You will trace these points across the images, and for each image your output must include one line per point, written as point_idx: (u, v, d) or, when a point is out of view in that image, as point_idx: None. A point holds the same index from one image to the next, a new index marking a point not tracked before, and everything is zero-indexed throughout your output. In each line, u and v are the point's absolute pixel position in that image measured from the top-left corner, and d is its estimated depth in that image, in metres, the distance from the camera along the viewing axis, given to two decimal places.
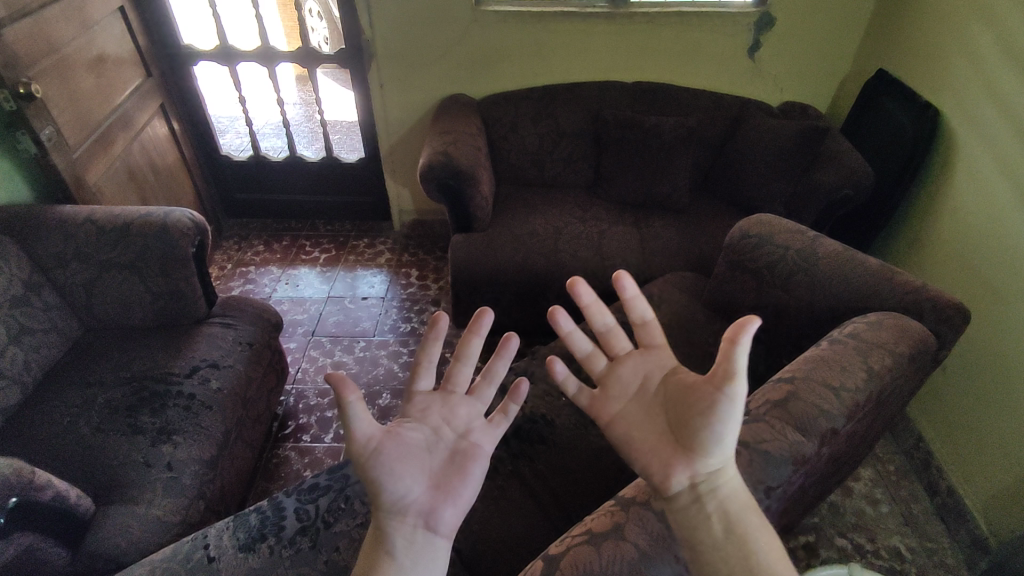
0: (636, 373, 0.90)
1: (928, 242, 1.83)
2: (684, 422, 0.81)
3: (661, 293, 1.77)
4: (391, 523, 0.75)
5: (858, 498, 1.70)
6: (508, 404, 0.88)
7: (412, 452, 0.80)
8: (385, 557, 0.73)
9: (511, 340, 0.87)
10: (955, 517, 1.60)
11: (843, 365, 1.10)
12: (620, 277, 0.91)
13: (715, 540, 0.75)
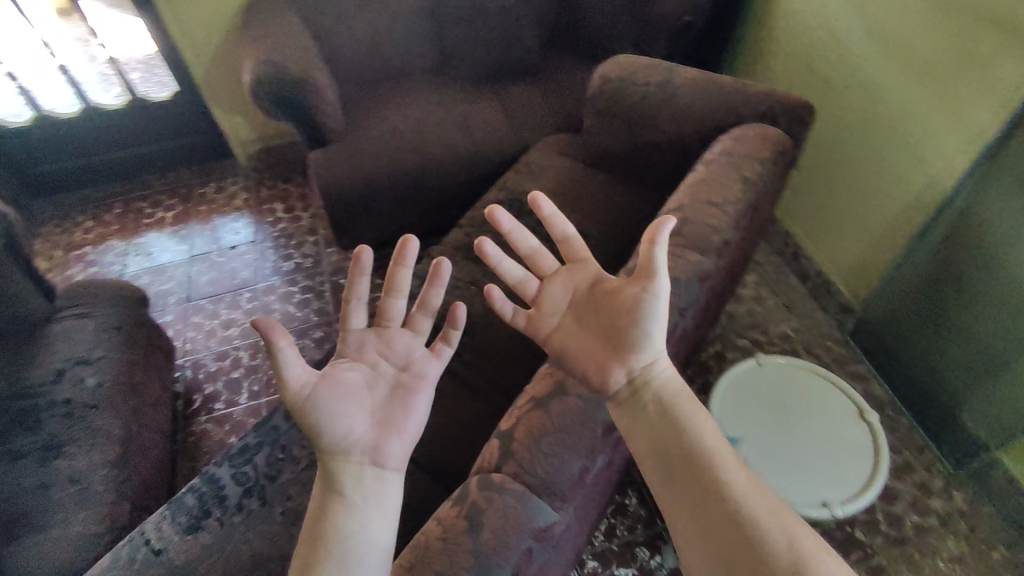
0: (563, 287, 0.88)
1: (767, 50, 1.92)
2: (614, 325, 0.80)
3: (538, 162, 1.75)
4: (339, 463, 0.72)
5: (748, 301, 1.89)
6: (449, 330, 0.87)
7: (351, 391, 0.77)
8: (336, 496, 0.70)
9: (442, 264, 0.86)
10: (825, 293, 1.84)
11: (720, 182, 1.16)
12: (536, 199, 0.87)
13: (649, 430, 0.74)
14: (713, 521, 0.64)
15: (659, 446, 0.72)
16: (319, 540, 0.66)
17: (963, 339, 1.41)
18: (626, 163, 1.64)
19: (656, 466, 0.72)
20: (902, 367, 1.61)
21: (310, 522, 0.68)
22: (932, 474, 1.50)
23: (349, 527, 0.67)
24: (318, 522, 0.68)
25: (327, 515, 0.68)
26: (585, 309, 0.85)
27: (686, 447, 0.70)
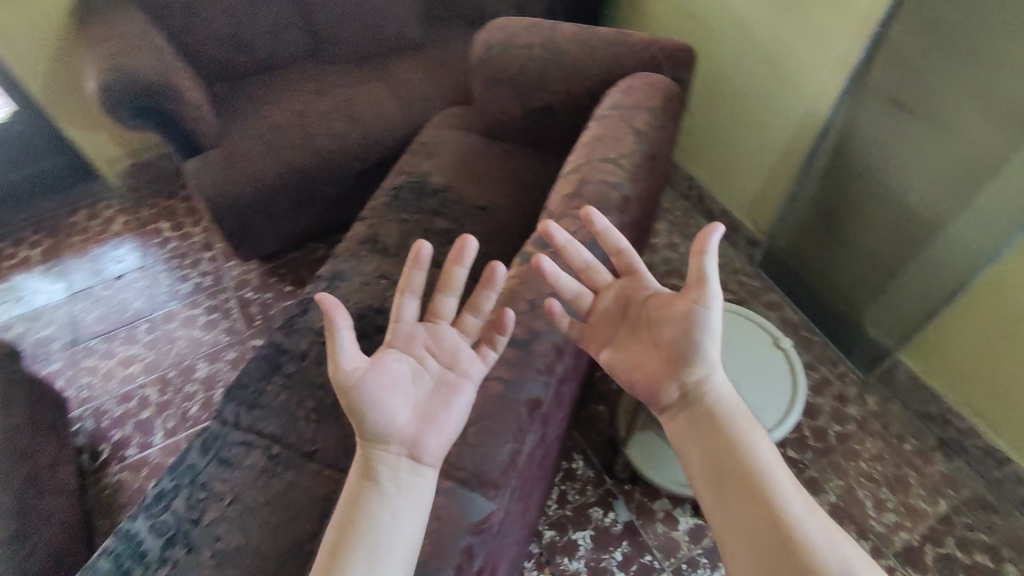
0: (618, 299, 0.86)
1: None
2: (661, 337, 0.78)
3: (434, 140, 1.68)
4: (374, 451, 0.70)
5: (662, 249, 1.93)
6: (496, 335, 0.82)
7: (398, 381, 0.73)
8: (368, 483, 0.68)
9: (499, 268, 0.81)
10: (731, 230, 1.90)
11: (613, 137, 1.14)
12: (589, 212, 0.87)
13: (701, 439, 0.73)
14: (769, 551, 0.62)
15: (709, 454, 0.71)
16: (346, 526, 0.66)
17: (861, 255, 1.49)
18: (522, 129, 1.60)
19: (705, 476, 0.71)
20: (808, 289, 1.69)
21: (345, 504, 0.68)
22: (846, 384, 1.61)
23: (375, 516, 0.66)
24: (350, 506, 0.67)
25: (356, 502, 0.67)
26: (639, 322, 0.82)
27: (738, 459, 0.69)
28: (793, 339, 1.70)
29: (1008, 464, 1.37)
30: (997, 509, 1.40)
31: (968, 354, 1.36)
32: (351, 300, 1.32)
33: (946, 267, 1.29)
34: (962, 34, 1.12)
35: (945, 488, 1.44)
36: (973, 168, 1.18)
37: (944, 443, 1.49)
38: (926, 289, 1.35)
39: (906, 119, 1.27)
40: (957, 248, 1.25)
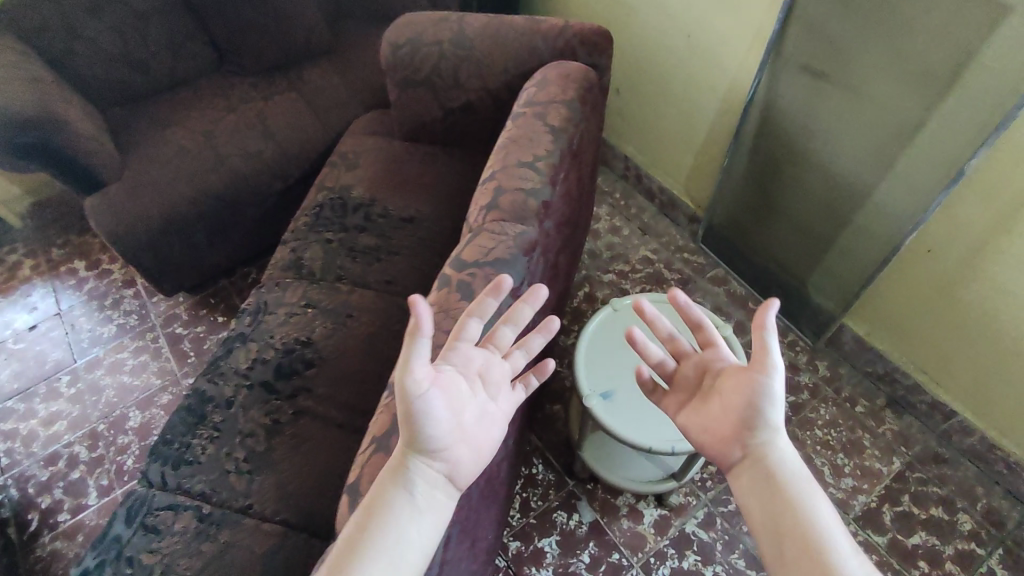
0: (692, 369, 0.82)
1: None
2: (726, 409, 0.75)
3: (353, 150, 1.58)
4: (411, 459, 0.70)
5: (605, 234, 1.88)
6: (530, 376, 0.88)
7: (456, 399, 0.72)
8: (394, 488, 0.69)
9: (554, 322, 0.90)
10: (671, 207, 1.86)
11: (529, 138, 1.09)
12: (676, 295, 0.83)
13: (764, 501, 0.68)
14: None
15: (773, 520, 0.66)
16: (364, 527, 0.67)
17: (798, 224, 1.48)
18: (444, 129, 1.53)
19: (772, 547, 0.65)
20: (751, 262, 1.68)
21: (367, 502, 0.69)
22: (796, 353, 1.61)
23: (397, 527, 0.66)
24: (374, 506, 0.68)
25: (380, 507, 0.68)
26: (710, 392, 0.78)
27: (802, 526, 0.65)
28: (741, 313, 1.69)
29: (955, 416, 1.39)
30: (948, 460, 1.42)
31: (906, 312, 1.37)
32: (276, 335, 1.24)
33: (878, 231, 1.29)
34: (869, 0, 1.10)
35: (897, 446, 1.45)
36: (896, 132, 1.16)
37: (892, 401, 1.51)
38: (862, 253, 1.35)
39: (828, 88, 1.25)
40: (887, 211, 1.25)
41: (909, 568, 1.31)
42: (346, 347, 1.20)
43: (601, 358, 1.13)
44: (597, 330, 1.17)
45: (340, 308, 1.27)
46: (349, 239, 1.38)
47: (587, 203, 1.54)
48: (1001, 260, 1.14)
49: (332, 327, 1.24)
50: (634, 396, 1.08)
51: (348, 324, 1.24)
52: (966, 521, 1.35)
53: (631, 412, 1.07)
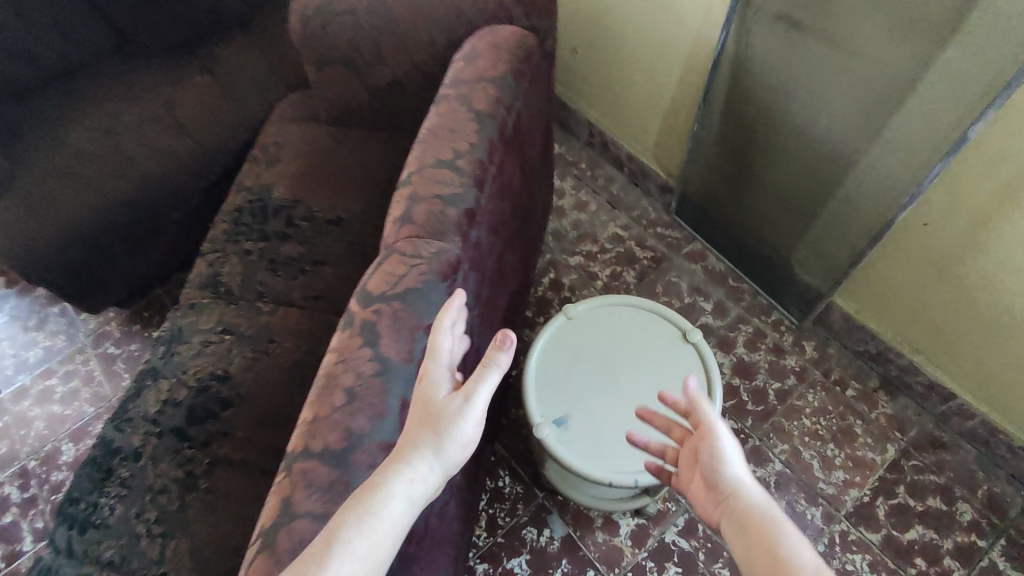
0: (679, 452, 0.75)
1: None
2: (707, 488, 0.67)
3: (275, 140, 1.40)
4: (380, 479, 0.63)
5: (570, 211, 1.71)
6: None
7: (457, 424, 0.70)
8: (356, 508, 0.61)
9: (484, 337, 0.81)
10: (641, 177, 1.69)
11: (451, 129, 0.91)
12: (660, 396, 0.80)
13: (742, 552, 0.59)
14: None
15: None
16: (315, 552, 0.58)
17: (779, 195, 1.31)
18: (372, 110, 1.33)
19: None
20: (729, 236, 1.52)
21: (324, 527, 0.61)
22: (781, 334, 1.47)
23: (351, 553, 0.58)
24: (378, 481, 0.63)
25: (336, 529, 0.60)
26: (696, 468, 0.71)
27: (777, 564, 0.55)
28: (720, 292, 1.54)
29: (954, 399, 1.27)
30: (946, 444, 1.31)
31: (900, 290, 1.22)
32: (189, 370, 1.10)
33: (866, 202, 1.12)
34: None
35: (891, 431, 1.34)
36: (884, 89, 0.99)
37: (886, 382, 1.38)
38: (849, 228, 1.19)
39: (808, 40, 1.06)
40: (876, 181, 1.09)
41: (905, 567, 1.21)
42: (268, 381, 1.07)
43: (551, 376, 1.01)
44: (548, 343, 1.04)
45: (262, 333, 1.13)
46: (271, 249, 1.22)
47: (541, 185, 1.37)
48: (1009, 233, 0.98)
49: (251, 357, 1.10)
50: (585, 421, 0.97)
51: (270, 353, 1.10)
52: (967, 511, 1.25)
53: (580, 440, 0.95)
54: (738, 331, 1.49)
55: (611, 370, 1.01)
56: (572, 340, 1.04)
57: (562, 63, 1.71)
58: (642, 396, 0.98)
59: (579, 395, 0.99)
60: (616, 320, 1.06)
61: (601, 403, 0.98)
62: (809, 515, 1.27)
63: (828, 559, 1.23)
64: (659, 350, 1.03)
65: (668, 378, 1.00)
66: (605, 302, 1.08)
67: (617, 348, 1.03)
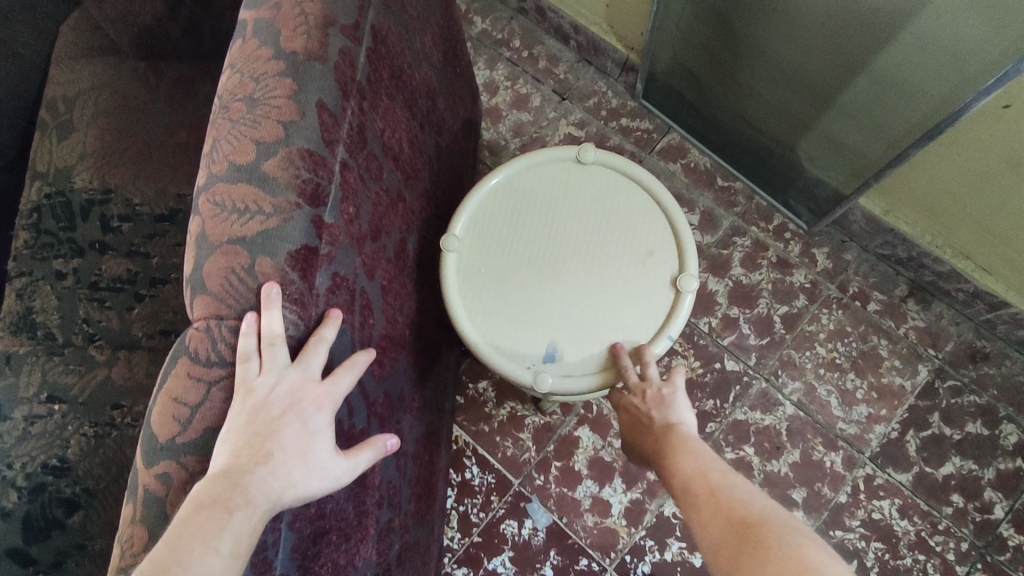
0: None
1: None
2: (639, 416, 0.69)
3: (58, 92, 0.95)
4: (216, 502, 0.42)
5: (508, 111, 1.30)
6: (264, 329, 0.48)
7: (303, 447, 0.47)
8: (205, 529, 0.41)
9: (303, 315, 0.51)
10: (595, 52, 1.26)
11: (255, 96, 0.53)
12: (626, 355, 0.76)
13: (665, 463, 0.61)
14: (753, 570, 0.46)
15: (687, 489, 0.56)
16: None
17: (785, 69, 0.95)
18: (185, 28, 0.89)
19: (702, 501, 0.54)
20: (717, 122, 1.16)
21: (153, 555, 0.40)
22: (786, 245, 1.18)
23: None
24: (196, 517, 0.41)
25: (178, 561, 0.40)
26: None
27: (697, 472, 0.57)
28: (708, 197, 1.21)
29: (1003, 307, 1.04)
30: (989, 355, 1.10)
31: (953, 185, 0.92)
32: (15, 463, 0.80)
33: (921, 80, 0.78)
34: None
35: (923, 349, 1.11)
36: None
37: (917, 288, 1.13)
38: (889, 111, 0.85)
39: None
40: (945, 49, 0.73)
41: (940, 507, 1.05)
42: (123, 465, 0.79)
43: (493, 315, 0.79)
44: (462, 290, 0.80)
45: (100, 398, 0.82)
46: (91, 272, 0.87)
47: (453, 104, 0.97)
48: None
49: (93, 433, 0.80)
50: (559, 326, 0.78)
51: (118, 422, 0.81)
52: (1011, 433, 1.07)
53: (572, 348, 0.77)
54: (734, 247, 1.18)
55: (543, 259, 0.80)
56: (479, 262, 0.81)
57: None
58: (591, 260, 0.79)
59: (531, 304, 0.79)
60: (509, 202, 0.83)
61: (562, 298, 0.78)
62: (829, 463, 1.08)
63: (852, 510, 1.06)
64: (573, 198, 0.82)
65: (599, 220, 0.81)
66: (483, 200, 0.83)
67: (529, 229, 0.82)
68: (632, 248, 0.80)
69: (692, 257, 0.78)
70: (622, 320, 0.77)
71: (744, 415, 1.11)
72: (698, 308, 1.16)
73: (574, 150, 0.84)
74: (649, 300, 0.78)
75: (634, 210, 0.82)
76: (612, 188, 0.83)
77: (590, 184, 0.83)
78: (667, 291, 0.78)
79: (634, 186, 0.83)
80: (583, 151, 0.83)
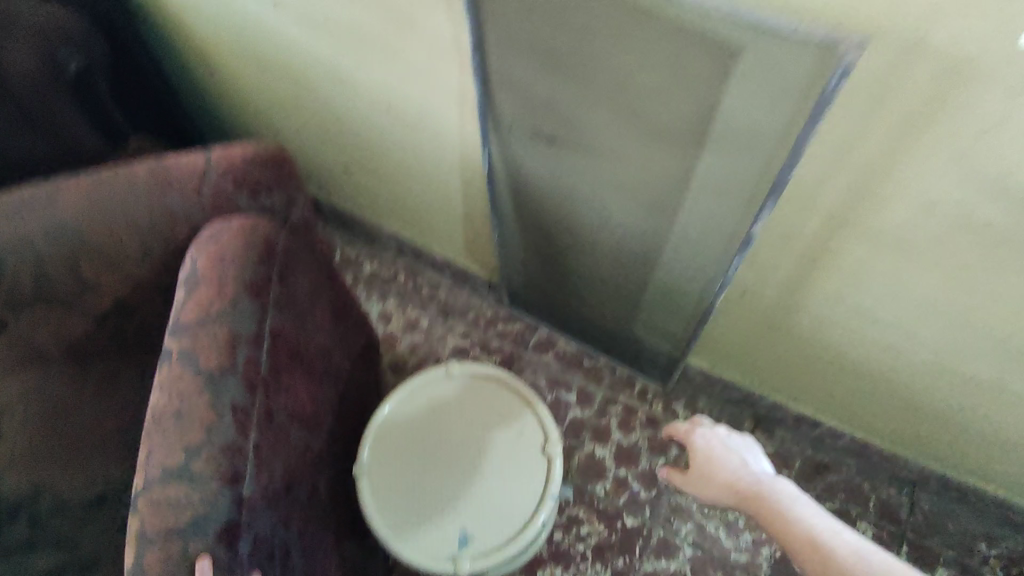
0: (725, 450, 0.88)
1: (183, 32, 1.23)
2: (716, 464, 0.88)
3: None
4: None
5: (402, 335, 1.52)
6: None
7: None
8: None
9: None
10: (465, 276, 1.54)
11: (182, 408, 0.70)
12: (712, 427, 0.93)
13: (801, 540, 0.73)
14: None
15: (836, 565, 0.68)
16: None
17: (600, 284, 1.19)
18: (112, 335, 1.07)
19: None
20: (568, 319, 1.41)
21: None
22: (650, 404, 1.40)
23: None
24: None
25: None
26: (789, 483, 0.82)
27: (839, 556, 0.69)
28: (580, 376, 1.45)
29: (821, 425, 1.27)
30: (829, 464, 1.32)
31: (743, 344, 1.19)
32: None
33: (684, 289, 1.04)
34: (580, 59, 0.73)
35: (779, 471, 1.32)
36: (664, 194, 0.86)
37: (760, 420, 1.36)
38: (675, 309, 1.11)
39: (567, 152, 0.89)
40: (690, 272, 0.99)
41: None
42: None
43: (409, 523, 0.89)
44: (378, 510, 0.90)
45: None
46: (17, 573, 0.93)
47: (348, 349, 1.17)
48: (816, 297, 0.93)
49: None
50: (466, 514, 0.89)
51: None
52: (866, 528, 1.26)
53: (478, 534, 0.88)
54: (609, 414, 1.40)
55: (440, 463, 0.93)
56: (391, 476, 0.92)
57: (338, 184, 1.50)
58: (479, 452, 0.94)
59: (439, 504, 0.90)
60: (402, 423, 0.97)
61: (463, 491, 0.91)
62: None
63: None
64: (453, 405, 0.98)
65: (476, 418, 0.97)
66: (380, 428, 0.96)
67: (423, 441, 0.95)
68: (508, 433, 0.95)
69: (552, 427, 0.95)
70: (515, 495, 0.91)
71: (651, 566, 1.24)
72: (592, 474, 1.33)
73: (443, 367, 1.01)
74: (530, 472, 0.92)
75: (504, 398, 0.99)
76: (482, 386, 1.00)
77: (462, 390, 0.99)
78: (542, 459, 0.93)
79: (497, 382, 1.00)
80: (451, 366, 1.01)
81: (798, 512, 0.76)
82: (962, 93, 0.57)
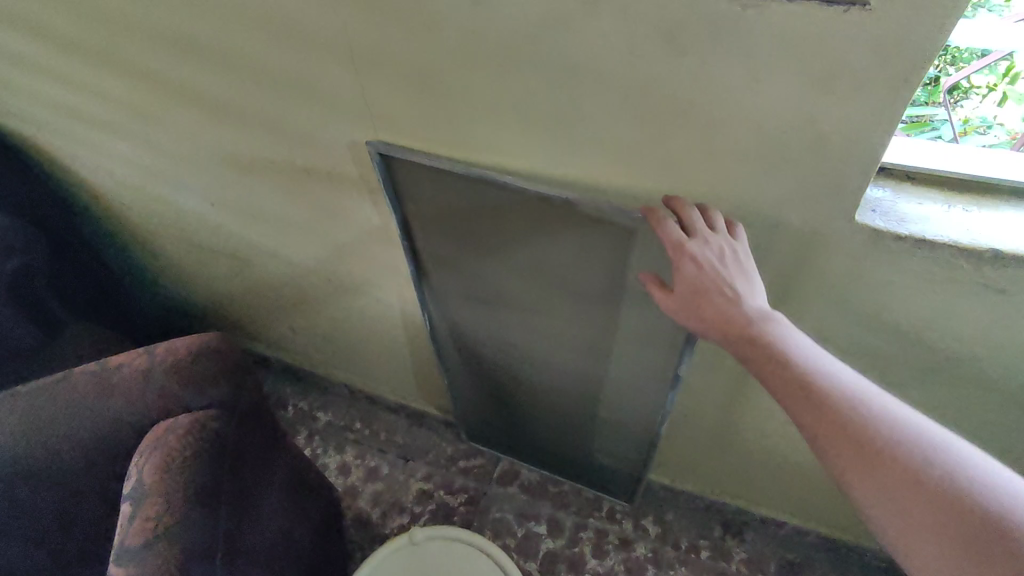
0: (710, 253, 0.61)
1: (125, 222, 1.28)
2: (696, 277, 0.61)
3: None
4: None
5: (363, 485, 1.49)
6: None
7: None
8: None
9: None
10: (421, 416, 1.54)
11: None
12: (691, 215, 0.63)
13: (818, 416, 0.53)
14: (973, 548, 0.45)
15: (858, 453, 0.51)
16: None
17: (552, 418, 1.23)
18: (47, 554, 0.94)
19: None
20: (528, 450, 1.42)
21: None
22: (620, 524, 1.40)
23: None
24: None
25: None
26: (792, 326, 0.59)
27: (867, 445, 0.51)
28: (547, 504, 1.44)
29: (785, 524, 1.29)
30: (801, 562, 1.33)
31: (698, 455, 1.23)
32: None
33: (632, 418, 1.08)
34: (503, 242, 0.81)
35: None
36: (596, 341, 0.93)
37: (727, 526, 1.38)
38: (628, 435, 1.15)
39: (504, 312, 0.95)
40: (634, 404, 1.04)
41: None
42: None
43: None
44: None
45: None
46: None
47: (308, 521, 1.13)
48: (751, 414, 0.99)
49: None
50: None
51: None
52: None
53: None
54: (581, 541, 1.38)
55: None
56: None
57: (287, 343, 1.52)
58: None
59: None
60: None
61: None
62: None
63: None
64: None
65: None
66: None
67: None
68: None
69: None
70: None
71: None
72: None
73: (405, 535, 1.00)
74: None
75: (470, 558, 0.98)
76: (448, 549, 0.99)
77: (429, 558, 0.99)
78: None
79: (461, 542, 1.00)
80: (413, 534, 1.00)
81: (828, 377, 0.55)
82: (825, 261, 0.66)
